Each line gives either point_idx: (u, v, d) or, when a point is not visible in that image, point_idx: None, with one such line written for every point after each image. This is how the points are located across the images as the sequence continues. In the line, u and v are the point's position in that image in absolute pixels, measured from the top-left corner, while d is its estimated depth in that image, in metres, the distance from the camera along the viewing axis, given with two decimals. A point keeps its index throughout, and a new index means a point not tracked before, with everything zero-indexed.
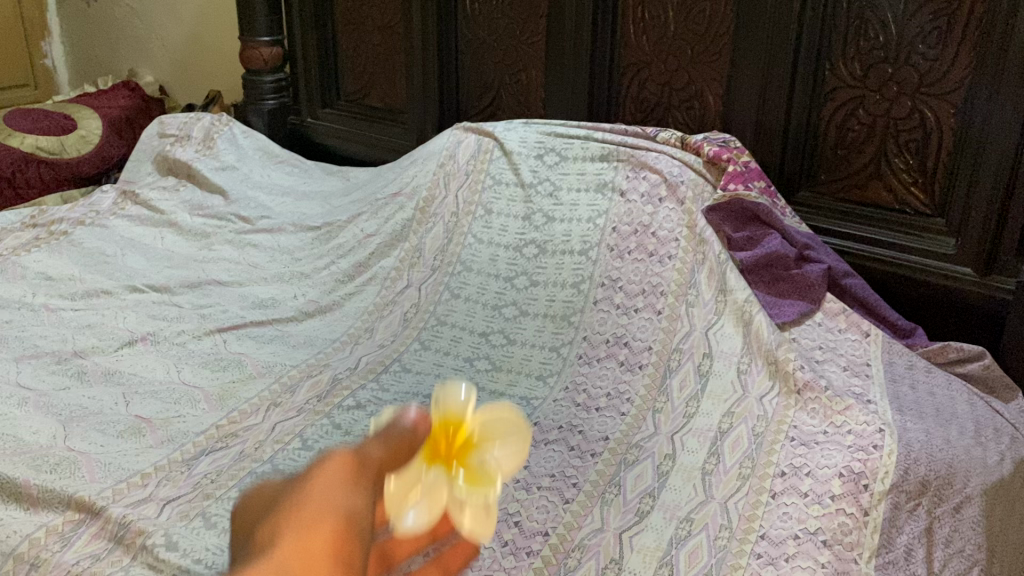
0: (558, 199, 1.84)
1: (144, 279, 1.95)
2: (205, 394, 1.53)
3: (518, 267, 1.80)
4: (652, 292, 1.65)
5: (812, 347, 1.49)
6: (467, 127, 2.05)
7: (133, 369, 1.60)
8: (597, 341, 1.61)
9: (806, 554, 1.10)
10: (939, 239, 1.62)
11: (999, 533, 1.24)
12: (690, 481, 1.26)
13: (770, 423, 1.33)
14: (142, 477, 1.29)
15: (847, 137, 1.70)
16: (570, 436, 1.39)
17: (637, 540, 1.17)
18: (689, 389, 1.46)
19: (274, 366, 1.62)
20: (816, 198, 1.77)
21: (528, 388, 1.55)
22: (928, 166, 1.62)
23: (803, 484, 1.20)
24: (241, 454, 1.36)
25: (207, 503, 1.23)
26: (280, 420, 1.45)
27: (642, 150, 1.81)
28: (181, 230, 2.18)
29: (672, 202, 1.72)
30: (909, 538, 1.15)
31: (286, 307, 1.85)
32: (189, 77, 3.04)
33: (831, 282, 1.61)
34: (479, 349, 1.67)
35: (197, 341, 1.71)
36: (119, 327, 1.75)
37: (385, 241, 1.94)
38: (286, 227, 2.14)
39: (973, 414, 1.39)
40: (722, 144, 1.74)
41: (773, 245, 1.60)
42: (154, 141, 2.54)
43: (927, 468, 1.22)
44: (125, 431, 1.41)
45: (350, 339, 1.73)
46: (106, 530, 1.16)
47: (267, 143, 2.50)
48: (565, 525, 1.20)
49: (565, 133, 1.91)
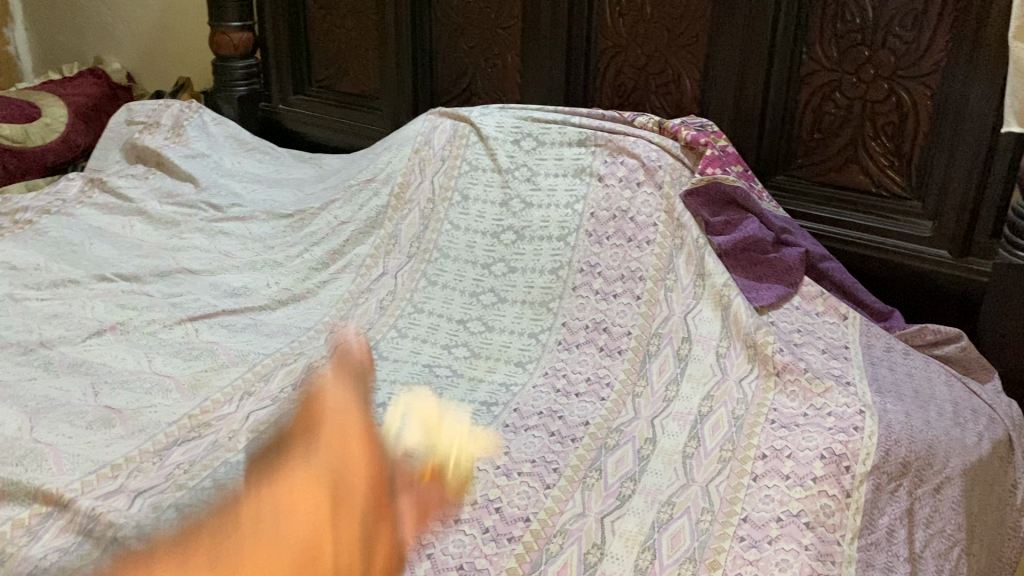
0: (536, 184, 1.82)
1: (112, 268, 1.91)
2: (177, 384, 1.49)
3: (496, 253, 1.78)
4: (631, 277, 1.63)
5: (791, 330, 1.49)
6: (442, 112, 2.03)
7: (102, 359, 1.56)
8: (576, 327, 1.60)
9: (789, 537, 1.10)
10: (916, 222, 1.63)
11: (978, 513, 1.24)
12: (671, 465, 1.25)
13: (750, 406, 1.33)
14: (112, 469, 1.25)
15: (824, 121, 1.69)
16: (550, 421, 1.38)
17: (618, 524, 1.15)
18: (669, 372, 1.45)
19: (247, 355, 1.59)
20: (793, 181, 1.77)
21: (506, 375, 1.53)
22: (904, 149, 1.62)
23: (785, 466, 1.20)
24: (215, 444, 1.33)
25: (180, 495, 1.20)
26: (254, 409, 1.43)
27: (619, 134, 1.79)
28: (150, 218, 2.13)
29: (650, 186, 1.71)
30: (890, 519, 1.15)
31: (259, 295, 1.82)
32: (156, 64, 2.98)
33: (809, 266, 1.60)
34: (456, 337, 1.65)
35: (168, 330, 1.67)
36: (87, 317, 1.71)
37: (360, 227, 1.91)
38: (258, 215, 2.10)
39: (952, 395, 1.39)
40: (699, 128, 1.73)
41: (751, 229, 1.60)
42: (121, 128, 2.48)
43: (907, 449, 1.23)
44: (95, 422, 1.37)
45: (325, 327, 1.70)
46: (74, 524, 1.14)
47: (238, 131, 2.45)
48: (546, 510, 1.18)
49: (542, 117, 1.89)
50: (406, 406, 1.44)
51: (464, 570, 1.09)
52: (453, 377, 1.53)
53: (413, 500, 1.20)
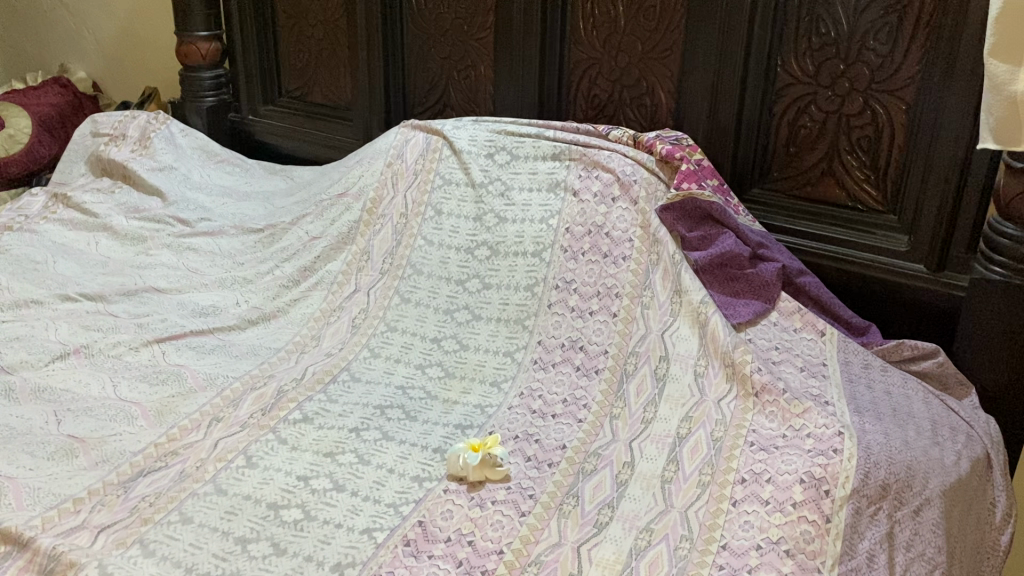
0: (510, 199, 1.79)
1: (77, 287, 1.86)
2: (143, 410, 1.45)
3: (470, 269, 1.75)
4: (607, 294, 1.61)
5: (769, 348, 1.47)
6: (414, 125, 2.00)
7: (65, 384, 1.52)
8: (552, 346, 1.58)
9: (769, 566, 1.08)
10: (892, 236, 1.62)
11: (957, 534, 1.24)
12: (649, 490, 1.23)
13: (728, 428, 1.31)
14: (75, 503, 1.21)
15: (799, 134, 1.68)
16: (526, 445, 1.36)
17: (596, 552, 1.13)
18: (646, 393, 1.44)
19: (216, 378, 1.55)
20: (769, 195, 1.76)
21: (481, 396, 1.50)
22: (880, 162, 1.61)
23: (764, 491, 1.18)
24: (182, 474, 1.29)
25: (145, 530, 1.16)
26: (223, 436, 1.39)
27: (593, 148, 1.77)
28: (116, 234, 2.08)
29: (625, 201, 1.69)
30: (871, 543, 1.13)
31: (228, 315, 1.78)
32: (123, 73, 2.93)
33: (786, 280, 1.59)
34: (430, 356, 1.62)
35: (134, 352, 1.63)
36: (50, 339, 1.66)
37: (331, 243, 1.88)
38: (227, 229, 2.06)
39: (929, 413, 1.39)
40: (675, 142, 1.71)
41: (727, 244, 1.58)
42: (87, 140, 2.43)
43: (886, 471, 1.21)
44: (57, 452, 1.33)
45: (296, 347, 1.67)
46: (34, 563, 1.09)
47: (206, 142, 2.41)
48: (521, 538, 1.16)
49: (516, 131, 1.86)
50: (379, 430, 1.41)
51: None
52: (428, 400, 1.50)
53: (386, 533, 1.17)
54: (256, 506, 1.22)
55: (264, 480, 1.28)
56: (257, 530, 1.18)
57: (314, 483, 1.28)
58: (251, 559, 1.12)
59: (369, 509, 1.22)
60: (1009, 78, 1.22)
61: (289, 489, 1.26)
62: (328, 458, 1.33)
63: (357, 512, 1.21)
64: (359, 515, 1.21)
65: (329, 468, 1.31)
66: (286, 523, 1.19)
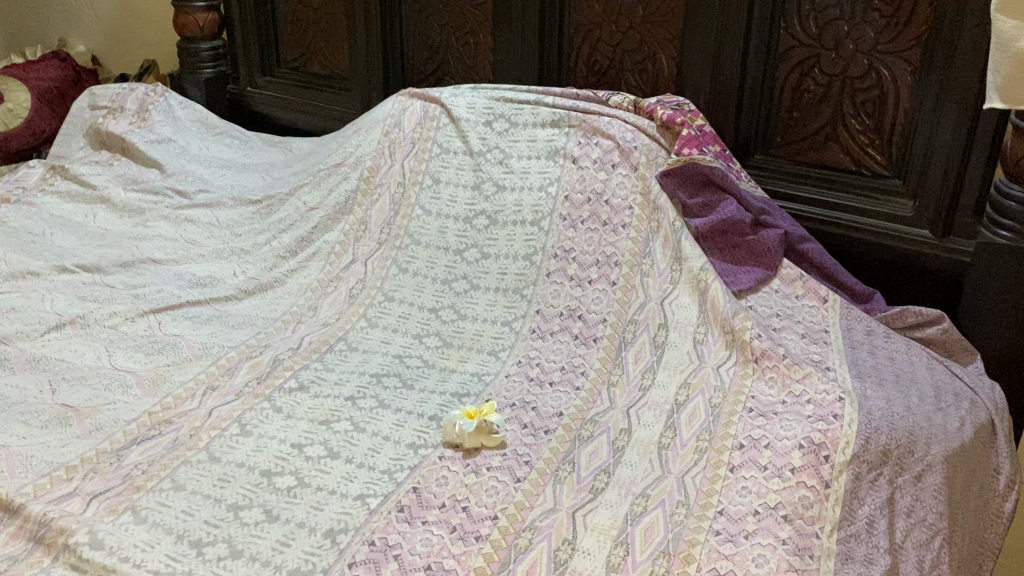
0: (508, 167, 1.77)
1: (73, 258, 1.85)
2: (138, 379, 1.44)
3: (468, 239, 1.73)
4: (606, 262, 1.59)
5: (770, 315, 1.45)
6: (412, 93, 1.97)
7: (61, 354, 1.51)
8: (551, 315, 1.56)
9: (766, 531, 1.06)
10: (897, 201, 1.59)
11: (959, 500, 1.22)
12: (647, 457, 1.22)
13: (728, 394, 1.29)
14: (67, 471, 1.20)
15: (802, 98, 1.65)
16: (523, 413, 1.34)
17: (591, 518, 1.11)
18: (644, 361, 1.42)
19: (212, 348, 1.54)
20: (772, 160, 1.73)
21: (479, 365, 1.49)
22: (884, 126, 1.58)
23: (763, 456, 1.16)
24: (175, 442, 1.28)
25: (137, 497, 1.15)
26: (217, 404, 1.38)
27: (593, 115, 1.74)
28: (114, 206, 2.07)
29: (625, 168, 1.67)
30: (871, 509, 1.12)
31: (225, 285, 1.77)
32: (122, 46, 2.90)
33: (788, 247, 1.57)
34: (428, 326, 1.60)
35: (130, 323, 1.62)
36: (45, 310, 1.65)
37: (329, 213, 1.86)
38: (225, 201, 2.04)
39: (933, 379, 1.36)
40: (676, 107, 1.68)
41: (729, 210, 1.55)
42: (85, 113, 2.41)
43: (887, 437, 1.19)
44: (50, 420, 1.32)
45: (293, 317, 1.65)
46: (25, 529, 1.08)
47: (205, 115, 2.39)
48: (516, 504, 1.15)
49: (514, 98, 1.84)
50: (375, 399, 1.39)
51: (432, 570, 1.04)
52: (424, 368, 1.49)
53: (380, 499, 1.16)
54: (250, 474, 1.21)
55: (258, 448, 1.27)
56: (249, 497, 1.17)
57: (309, 450, 1.27)
58: (243, 525, 1.11)
59: (363, 477, 1.21)
60: (1017, 34, 1.19)
61: (283, 456, 1.25)
62: (323, 426, 1.32)
63: (351, 479, 1.20)
64: (353, 482, 1.19)
65: (324, 436, 1.30)
66: (279, 490, 1.18)
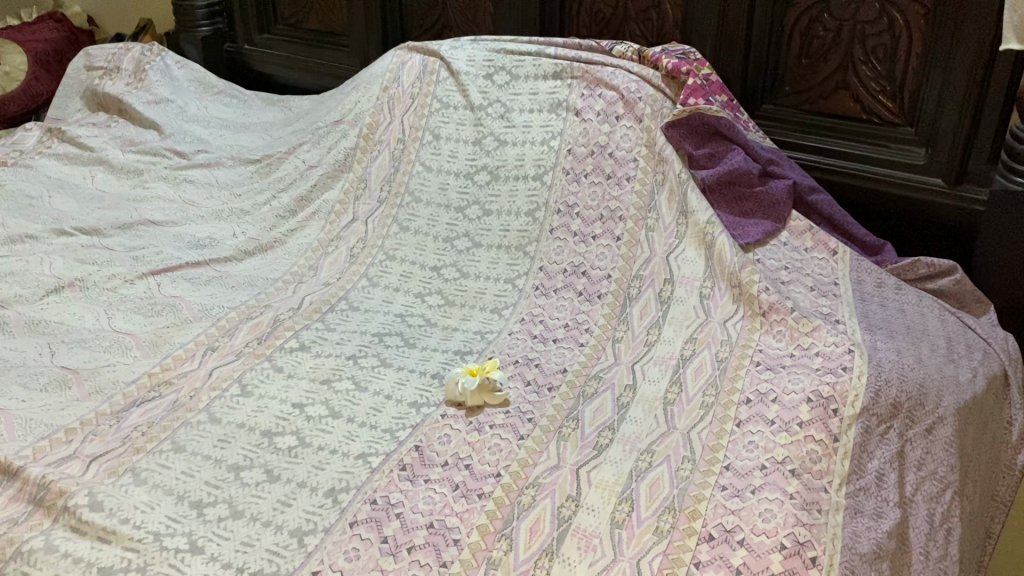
0: (510, 121, 1.73)
1: (72, 221, 1.82)
2: (138, 340, 1.43)
3: (470, 195, 1.70)
4: (611, 217, 1.56)
5: (778, 268, 1.42)
6: (411, 47, 1.93)
7: (60, 317, 1.49)
8: (554, 272, 1.54)
9: (774, 485, 1.03)
10: (909, 150, 1.55)
11: (970, 452, 1.20)
12: (652, 413, 1.20)
13: (734, 348, 1.27)
14: (67, 433, 1.19)
15: (812, 45, 1.60)
16: (526, 370, 1.32)
17: (595, 474, 1.10)
18: (650, 316, 1.39)
19: (211, 309, 1.52)
20: (780, 110, 1.68)
21: (481, 323, 1.46)
22: (897, 72, 1.53)
23: (770, 411, 1.14)
24: (175, 404, 1.27)
25: (137, 459, 1.14)
26: (217, 365, 1.36)
27: (596, 65, 1.70)
28: (112, 168, 2.05)
29: (629, 119, 1.62)
30: (880, 463, 1.10)
31: (224, 246, 1.74)
32: (118, 5, 2.86)
33: (796, 199, 1.53)
34: (430, 284, 1.58)
35: (129, 285, 1.60)
36: (44, 273, 1.63)
37: (328, 171, 1.83)
38: (224, 161, 2.01)
39: (945, 331, 1.33)
40: (681, 55, 1.62)
41: (736, 161, 1.51)
42: (81, 74, 2.38)
43: (898, 389, 1.17)
44: (50, 383, 1.31)
45: (293, 278, 1.63)
46: (24, 492, 1.07)
47: (203, 74, 2.35)
48: (519, 462, 1.13)
49: (515, 49, 1.79)
50: (377, 357, 1.38)
51: (435, 528, 1.02)
52: (427, 327, 1.47)
53: (381, 458, 1.14)
54: (250, 434, 1.20)
55: (259, 408, 1.26)
56: (250, 458, 1.15)
57: (310, 410, 1.25)
58: (244, 486, 1.10)
59: (365, 436, 1.19)
60: None
61: (284, 416, 1.24)
62: (325, 385, 1.31)
63: (353, 439, 1.19)
64: (355, 441, 1.18)
65: (325, 395, 1.28)
66: (280, 450, 1.17)
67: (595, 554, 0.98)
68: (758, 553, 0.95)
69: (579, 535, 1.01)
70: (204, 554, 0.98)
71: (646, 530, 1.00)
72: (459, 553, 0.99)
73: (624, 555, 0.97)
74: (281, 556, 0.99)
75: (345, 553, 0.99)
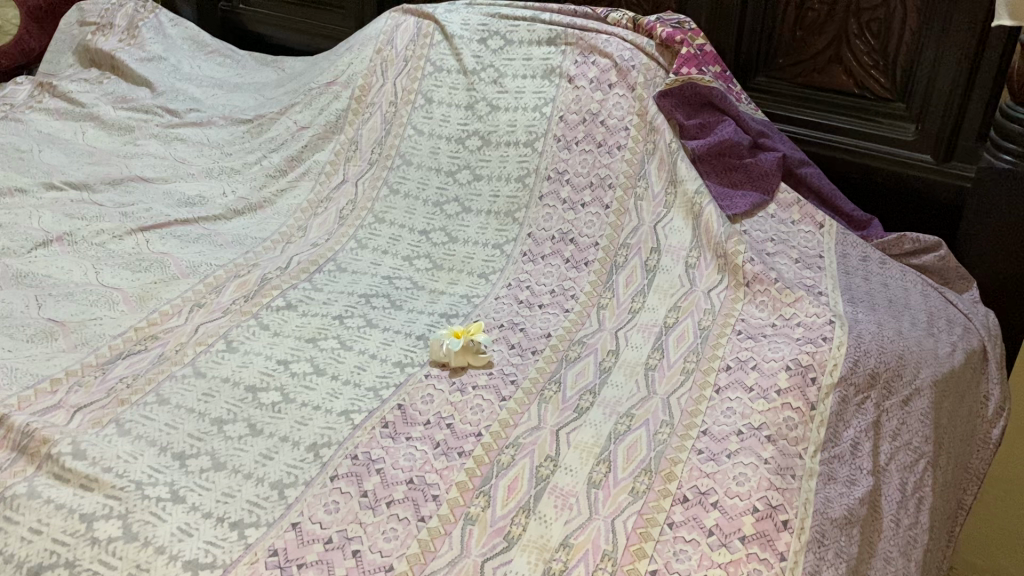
0: (502, 86, 1.73)
1: (61, 175, 1.82)
2: (125, 295, 1.43)
3: (461, 160, 1.70)
4: (600, 185, 1.57)
5: (764, 240, 1.42)
6: (405, 10, 1.92)
7: (48, 271, 1.49)
8: (542, 238, 1.54)
9: (750, 450, 1.05)
10: (900, 126, 1.56)
11: (946, 425, 1.21)
12: (633, 377, 1.21)
13: (717, 317, 1.29)
14: (52, 383, 1.20)
15: (806, 18, 1.60)
16: (510, 333, 1.33)
17: (574, 436, 1.11)
18: (635, 285, 1.40)
19: (199, 266, 1.52)
20: (773, 83, 1.69)
21: (469, 287, 1.47)
22: (889, 47, 1.53)
23: (749, 377, 1.15)
24: (160, 357, 1.28)
25: (121, 410, 1.15)
26: (204, 321, 1.37)
27: (591, 32, 1.69)
28: (103, 124, 2.04)
29: (622, 88, 1.62)
30: (856, 432, 1.11)
31: (214, 204, 1.74)
32: None
33: (786, 171, 1.53)
34: (418, 248, 1.58)
35: (118, 241, 1.60)
36: (32, 226, 1.62)
37: (319, 132, 1.83)
38: (216, 120, 2.00)
39: (926, 305, 1.35)
40: (676, 24, 1.63)
41: (727, 131, 1.52)
42: (73, 29, 2.36)
43: (876, 360, 1.19)
44: (36, 334, 1.31)
45: (282, 237, 1.63)
46: (8, 439, 1.07)
47: (196, 33, 2.34)
48: (500, 422, 1.14)
49: (511, 15, 1.79)
50: (363, 318, 1.38)
51: (414, 484, 1.04)
52: (414, 290, 1.47)
53: (364, 415, 1.15)
54: (234, 389, 1.21)
55: (243, 364, 1.27)
56: (234, 411, 1.17)
57: (294, 366, 1.26)
58: (226, 439, 1.11)
59: (348, 394, 1.20)
60: None
61: (268, 372, 1.25)
62: (310, 344, 1.32)
63: (336, 396, 1.20)
64: (338, 399, 1.19)
65: (310, 353, 1.29)
66: (263, 405, 1.18)
67: (571, 512, 1.00)
68: (730, 516, 0.97)
69: (556, 494, 1.03)
70: (185, 503, 0.99)
71: (622, 490, 1.02)
72: (438, 509, 1.00)
73: (600, 514, 0.99)
74: (261, 507, 1.00)
75: (325, 506, 1.00)
